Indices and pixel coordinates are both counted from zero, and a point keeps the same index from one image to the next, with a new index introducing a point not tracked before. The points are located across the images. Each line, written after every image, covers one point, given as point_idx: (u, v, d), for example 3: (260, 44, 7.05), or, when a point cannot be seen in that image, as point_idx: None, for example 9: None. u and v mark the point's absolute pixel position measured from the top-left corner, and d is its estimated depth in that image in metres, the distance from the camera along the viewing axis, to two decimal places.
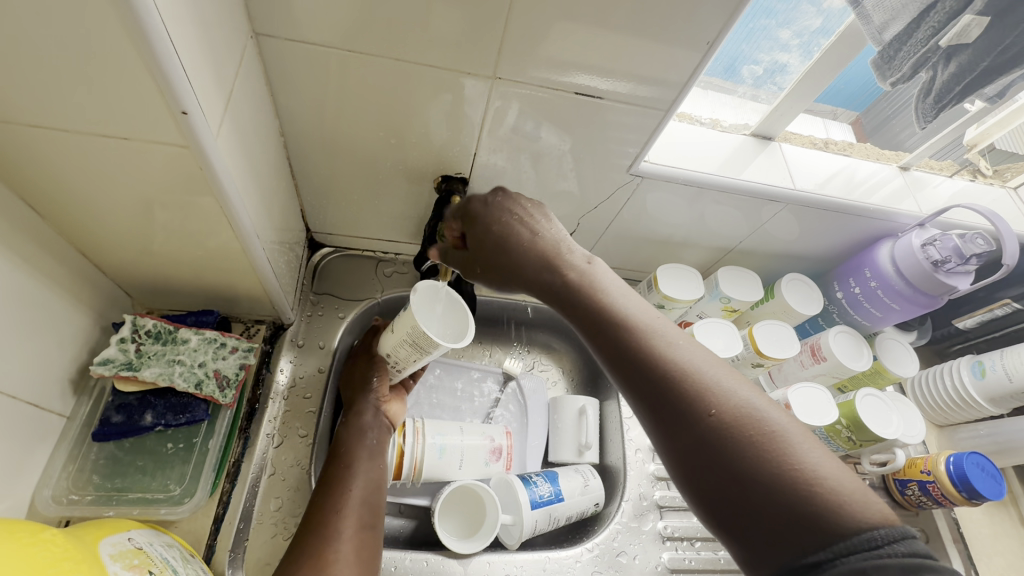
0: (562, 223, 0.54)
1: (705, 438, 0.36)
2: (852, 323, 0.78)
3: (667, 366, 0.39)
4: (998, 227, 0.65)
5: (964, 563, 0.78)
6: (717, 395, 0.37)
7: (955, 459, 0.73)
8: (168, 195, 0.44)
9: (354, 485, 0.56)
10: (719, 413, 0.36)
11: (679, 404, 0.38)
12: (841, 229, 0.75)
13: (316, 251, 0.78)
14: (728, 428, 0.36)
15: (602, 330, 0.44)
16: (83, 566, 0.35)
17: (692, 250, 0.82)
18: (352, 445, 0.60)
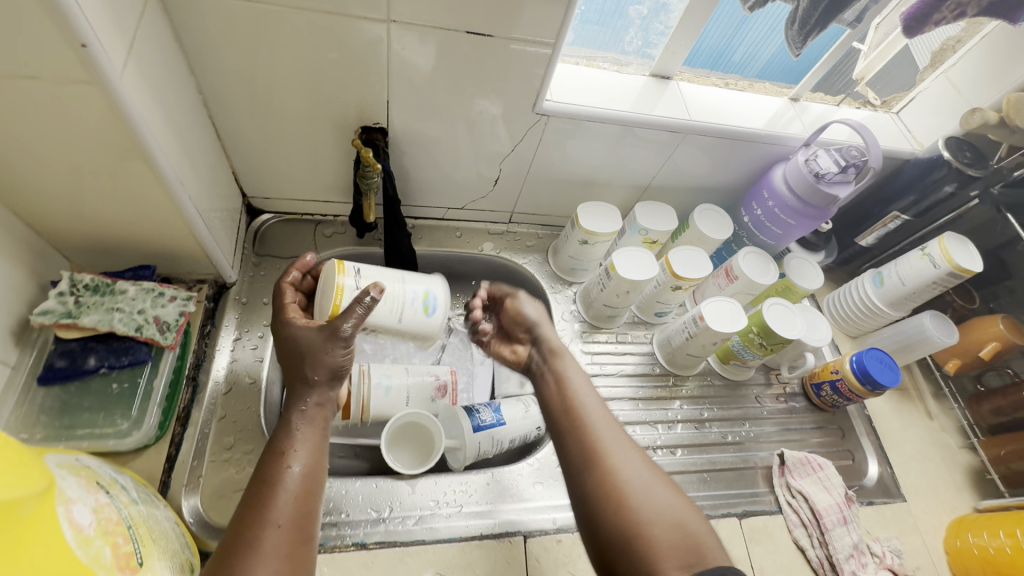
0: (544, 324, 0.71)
1: (617, 483, 0.52)
2: (760, 244, 0.86)
3: (591, 421, 0.58)
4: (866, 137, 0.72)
5: (876, 452, 0.86)
6: (623, 444, 0.56)
7: (856, 357, 0.80)
8: (86, 141, 0.48)
9: (286, 482, 0.46)
10: (630, 460, 0.54)
11: (603, 464, 0.54)
12: (740, 156, 0.82)
13: (255, 218, 0.81)
14: (632, 476, 0.53)
15: (564, 432, 0.58)
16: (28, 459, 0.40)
17: (613, 190, 0.88)
18: (285, 429, 0.50)
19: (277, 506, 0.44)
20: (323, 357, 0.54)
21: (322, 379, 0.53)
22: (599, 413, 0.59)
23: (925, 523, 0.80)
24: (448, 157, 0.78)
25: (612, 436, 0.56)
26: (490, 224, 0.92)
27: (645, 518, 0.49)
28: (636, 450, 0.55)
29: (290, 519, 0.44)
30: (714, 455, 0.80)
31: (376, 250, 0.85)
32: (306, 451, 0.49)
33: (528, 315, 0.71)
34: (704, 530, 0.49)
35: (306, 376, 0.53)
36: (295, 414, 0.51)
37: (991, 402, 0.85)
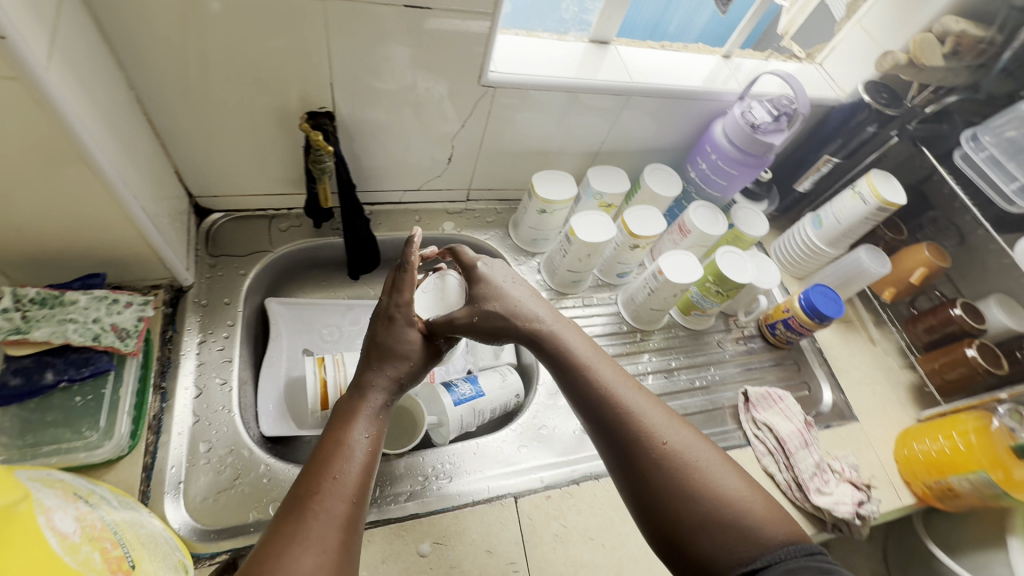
0: (520, 290, 0.66)
1: (661, 465, 0.52)
2: (707, 197, 0.90)
3: (620, 400, 0.56)
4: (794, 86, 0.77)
5: (830, 381, 0.93)
6: (662, 424, 0.54)
7: (804, 294, 0.86)
8: (14, 143, 0.45)
9: (359, 452, 0.51)
10: (669, 443, 0.53)
11: (640, 445, 0.53)
12: (681, 115, 0.86)
13: (204, 218, 0.79)
14: (674, 457, 0.52)
15: (593, 412, 0.57)
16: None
17: (566, 158, 0.90)
18: (357, 408, 0.55)
19: (346, 480, 0.48)
20: (399, 355, 0.60)
21: (392, 380, 0.58)
22: (628, 392, 0.57)
23: (877, 438, 0.88)
24: (398, 139, 0.77)
25: (657, 420, 0.54)
26: (448, 204, 0.92)
27: (696, 500, 0.49)
28: (677, 430, 0.54)
29: (356, 492, 0.48)
30: (685, 401, 0.85)
31: (335, 239, 0.85)
32: (376, 433, 0.54)
33: (489, 287, 0.65)
34: (765, 511, 0.49)
35: (388, 372, 0.58)
36: (369, 402, 0.56)
37: (924, 323, 0.94)
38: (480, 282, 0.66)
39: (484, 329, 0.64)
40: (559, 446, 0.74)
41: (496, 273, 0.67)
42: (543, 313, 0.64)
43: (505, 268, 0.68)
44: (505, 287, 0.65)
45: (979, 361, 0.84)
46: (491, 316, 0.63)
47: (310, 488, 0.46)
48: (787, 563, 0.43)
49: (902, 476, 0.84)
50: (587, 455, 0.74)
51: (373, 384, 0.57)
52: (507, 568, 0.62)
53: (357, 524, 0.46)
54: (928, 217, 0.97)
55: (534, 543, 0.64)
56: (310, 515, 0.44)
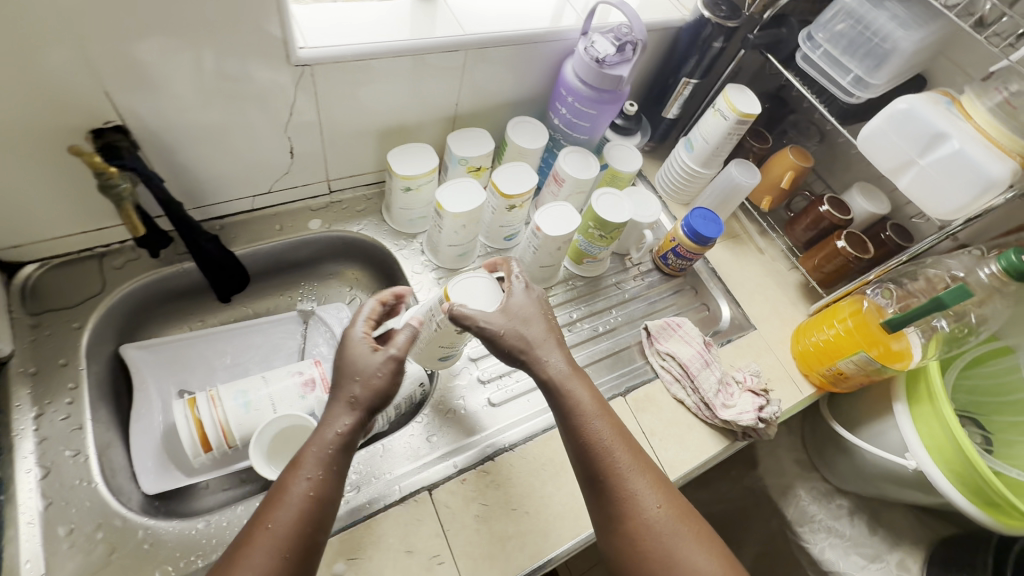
0: (549, 339, 0.64)
1: (642, 521, 0.57)
2: (576, 142, 0.87)
3: (618, 457, 0.60)
4: (626, 11, 0.74)
5: (727, 297, 0.96)
6: (651, 489, 0.59)
7: (684, 221, 0.87)
8: None
9: (300, 500, 0.52)
10: (657, 507, 0.58)
11: (630, 504, 0.58)
12: (531, 60, 0.82)
13: (15, 273, 0.68)
14: (657, 523, 0.57)
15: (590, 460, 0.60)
16: None
17: (424, 128, 0.85)
18: (307, 448, 0.56)
19: (280, 528, 0.50)
20: (353, 376, 0.59)
21: (351, 405, 0.58)
22: (625, 453, 0.60)
23: (774, 342, 0.92)
24: (220, 143, 0.68)
25: (649, 490, 0.59)
26: (309, 200, 0.85)
27: (670, 569, 0.55)
28: (665, 498, 0.59)
29: (292, 546, 0.50)
30: (591, 349, 0.85)
31: (184, 264, 0.76)
32: (323, 474, 0.54)
33: (517, 311, 0.64)
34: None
35: (344, 397, 0.59)
36: (325, 433, 0.56)
37: (801, 224, 0.98)
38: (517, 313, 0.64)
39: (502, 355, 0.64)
40: (467, 427, 0.72)
41: (520, 293, 0.66)
42: (564, 366, 0.64)
43: (535, 303, 0.66)
44: (525, 329, 0.64)
45: (849, 251, 0.89)
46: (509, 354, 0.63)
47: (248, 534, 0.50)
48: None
49: (800, 370, 0.90)
50: (501, 428, 0.73)
51: (333, 418, 0.58)
52: (431, 563, 0.60)
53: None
54: (790, 121, 1.00)
55: (454, 530, 0.63)
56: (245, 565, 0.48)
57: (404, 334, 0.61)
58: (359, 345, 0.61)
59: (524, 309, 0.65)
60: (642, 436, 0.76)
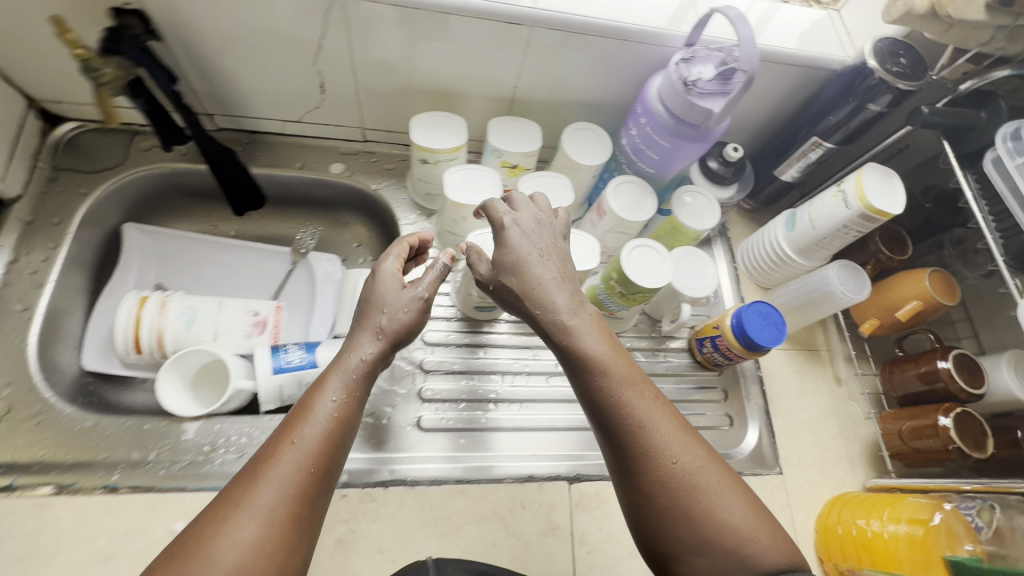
0: (553, 252, 0.55)
1: (665, 481, 0.46)
2: (641, 173, 0.71)
3: (631, 411, 0.48)
4: (739, 30, 0.55)
5: (761, 417, 0.76)
6: (672, 438, 0.47)
7: (736, 312, 0.69)
8: None
9: (322, 420, 0.46)
10: (677, 463, 0.46)
11: (645, 461, 0.47)
12: (618, 61, 0.68)
13: (58, 126, 0.72)
14: (681, 476, 0.46)
15: (602, 414, 0.49)
16: None
17: (475, 103, 0.75)
18: (334, 372, 0.50)
19: (305, 448, 0.44)
20: (383, 312, 0.55)
21: (376, 334, 0.53)
22: (641, 401, 0.48)
23: (797, 500, 0.71)
24: (248, 55, 0.65)
25: (668, 437, 0.47)
26: (341, 142, 0.80)
27: (700, 524, 0.44)
28: (690, 450, 0.47)
29: (312, 465, 0.43)
30: (561, 413, 0.71)
31: (201, 166, 0.76)
32: (351, 398, 0.49)
33: (508, 255, 0.54)
34: (768, 538, 0.45)
35: (370, 327, 0.54)
36: (347, 361, 0.51)
37: (904, 371, 0.73)
38: (508, 245, 0.55)
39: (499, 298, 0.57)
40: (380, 440, 0.64)
41: (512, 235, 0.55)
42: (571, 292, 0.54)
43: (534, 226, 0.56)
44: (531, 261, 0.54)
45: (951, 436, 0.64)
46: (508, 289, 0.55)
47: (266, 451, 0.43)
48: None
49: (816, 550, 0.69)
50: (513, 453, 0.67)
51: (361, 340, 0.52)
52: None
53: (312, 493, 0.43)
54: (950, 235, 0.73)
55: None
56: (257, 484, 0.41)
57: (433, 274, 0.57)
58: (390, 281, 0.56)
59: (534, 237, 0.56)
60: (567, 537, 0.62)
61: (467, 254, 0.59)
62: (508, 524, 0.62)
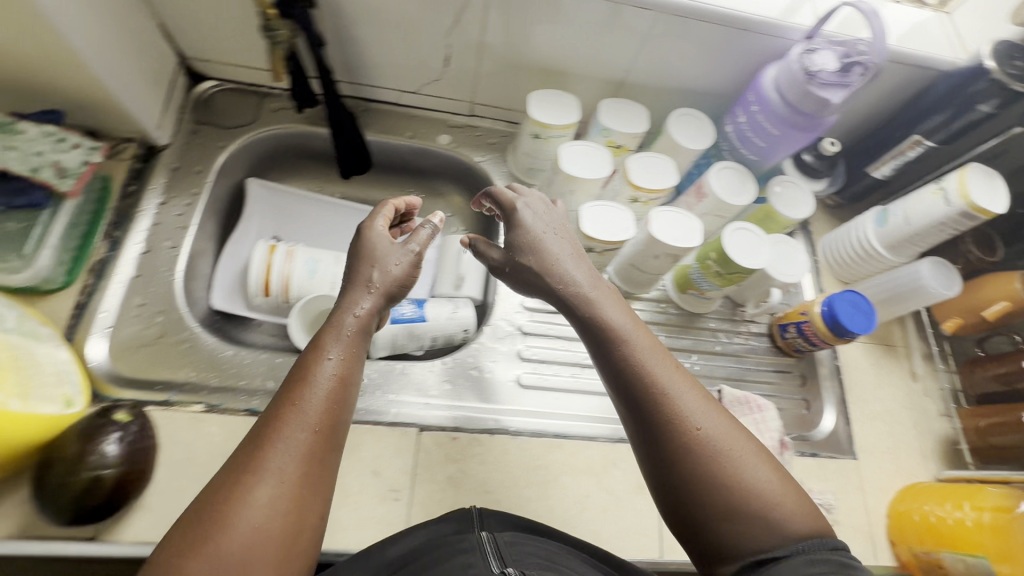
0: (569, 236, 0.59)
1: (691, 452, 0.45)
2: (742, 160, 0.74)
3: (656, 379, 0.48)
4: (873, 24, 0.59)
5: (836, 404, 0.79)
6: (696, 405, 0.47)
7: (827, 300, 0.71)
8: None
9: (325, 379, 0.46)
10: (702, 428, 0.46)
11: (666, 431, 0.46)
12: (732, 50, 0.71)
13: (197, 83, 0.78)
14: (705, 445, 0.45)
15: (626, 391, 0.49)
16: None
17: (583, 84, 0.79)
18: (330, 332, 0.50)
19: (311, 407, 0.44)
20: (377, 273, 0.55)
21: (369, 289, 0.53)
22: (664, 368, 0.49)
23: (870, 484, 0.74)
24: (386, 27, 0.70)
25: (690, 403, 0.47)
26: (449, 115, 0.85)
27: (725, 492, 0.44)
28: (714, 416, 0.47)
29: (321, 423, 0.43)
30: None
31: (322, 129, 0.81)
32: (350, 356, 0.48)
33: (524, 236, 0.58)
34: (796, 502, 0.44)
35: (363, 283, 0.54)
36: (342, 322, 0.50)
37: (986, 369, 0.75)
38: (521, 228, 0.59)
39: (515, 278, 0.60)
40: (483, 391, 0.69)
41: (525, 211, 0.60)
42: (591, 268, 0.57)
43: (545, 209, 0.61)
44: (545, 239, 0.58)
45: None
46: (524, 268, 0.58)
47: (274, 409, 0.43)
48: (814, 557, 0.40)
49: (888, 533, 0.71)
50: (603, 415, 0.71)
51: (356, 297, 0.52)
52: (388, 495, 0.60)
53: (321, 450, 0.43)
54: None
55: (424, 479, 0.61)
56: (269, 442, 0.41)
57: (424, 232, 0.59)
58: (385, 237, 0.57)
59: (539, 220, 0.60)
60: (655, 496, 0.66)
61: (474, 244, 0.62)
62: (601, 479, 0.66)
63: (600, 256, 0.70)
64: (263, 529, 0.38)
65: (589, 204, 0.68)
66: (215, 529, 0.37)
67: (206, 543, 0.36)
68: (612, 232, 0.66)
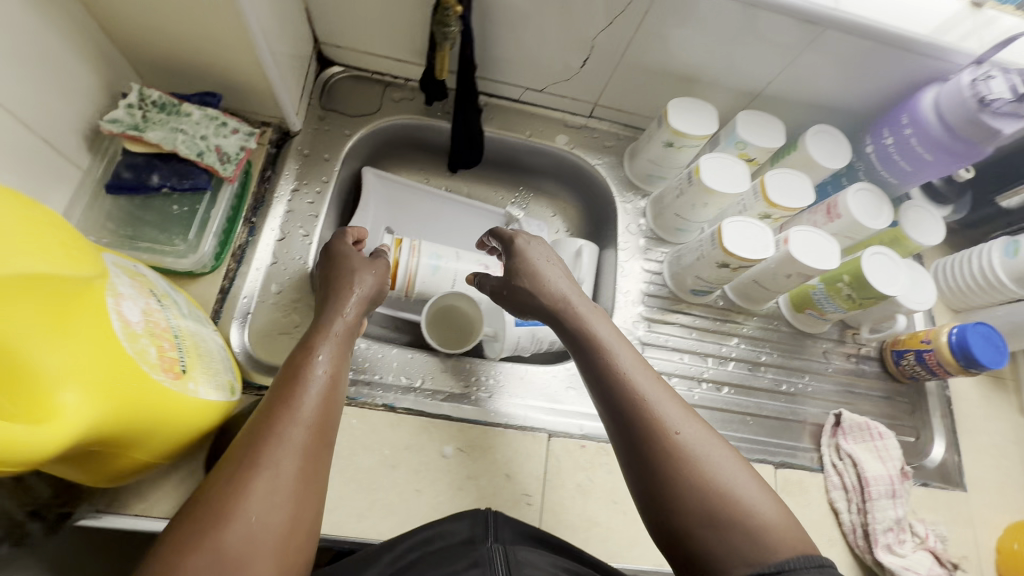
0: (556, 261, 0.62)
1: (673, 461, 0.44)
2: (877, 180, 0.73)
3: (638, 387, 0.48)
4: None
5: (946, 435, 0.78)
6: (676, 414, 0.46)
7: (958, 330, 0.70)
8: None
9: (313, 376, 0.46)
10: (680, 434, 0.45)
11: (646, 441, 0.45)
12: (887, 70, 0.67)
13: (325, 68, 0.77)
14: (682, 454, 0.44)
15: (613, 411, 0.48)
16: (89, 257, 0.38)
17: (716, 92, 0.77)
18: (319, 333, 0.51)
19: (297, 402, 0.44)
20: (357, 280, 0.58)
21: (356, 297, 0.56)
22: (645, 377, 0.49)
23: (980, 519, 0.73)
24: (530, 25, 0.68)
25: (669, 413, 0.46)
26: (567, 115, 0.83)
27: (705, 503, 0.42)
28: (693, 424, 0.46)
29: (310, 420, 0.43)
30: (761, 401, 0.74)
31: (443, 123, 0.80)
32: (336, 357, 0.49)
33: (523, 262, 0.60)
34: (780, 515, 0.41)
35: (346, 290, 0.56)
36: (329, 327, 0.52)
37: None
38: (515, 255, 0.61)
39: (512, 300, 0.62)
40: None
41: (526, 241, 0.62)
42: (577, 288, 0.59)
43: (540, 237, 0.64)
44: (541, 265, 0.60)
45: None
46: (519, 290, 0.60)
47: (264, 403, 0.43)
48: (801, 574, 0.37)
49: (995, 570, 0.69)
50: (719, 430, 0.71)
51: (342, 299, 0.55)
52: (520, 498, 0.60)
53: (308, 444, 0.42)
54: None
55: (554, 485, 0.61)
56: (255, 434, 0.41)
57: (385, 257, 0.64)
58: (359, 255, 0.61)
59: (529, 245, 0.62)
60: None
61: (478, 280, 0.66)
62: None
63: (733, 271, 0.68)
64: (266, 517, 0.37)
65: (731, 218, 0.67)
66: (217, 522, 0.36)
67: (191, 537, 0.35)
68: (752, 249, 0.65)
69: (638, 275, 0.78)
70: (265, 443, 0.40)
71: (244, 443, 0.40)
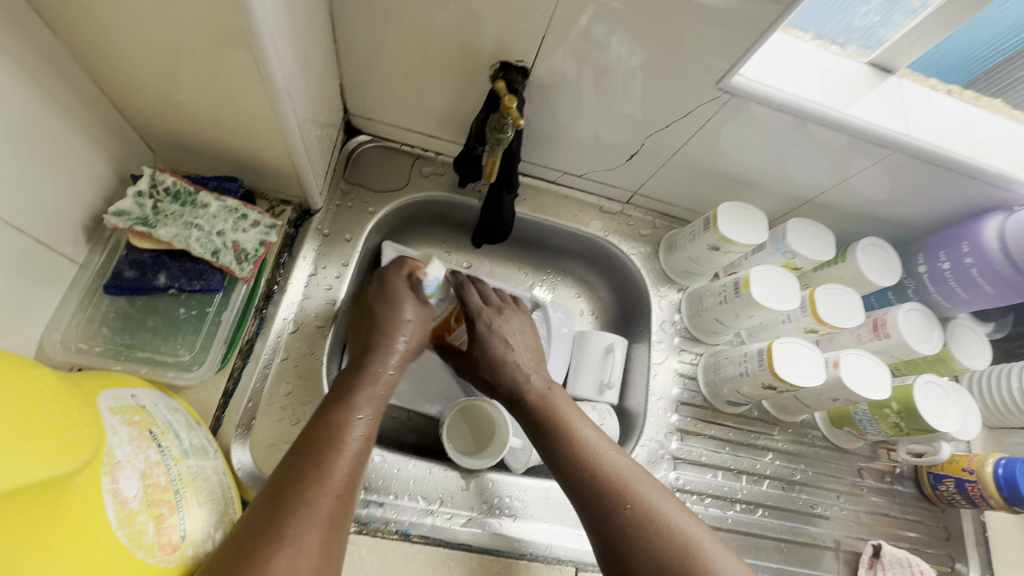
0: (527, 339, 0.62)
1: (641, 534, 0.45)
2: (929, 302, 0.71)
3: (599, 465, 0.50)
4: None
5: (981, 565, 0.74)
6: (636, 486, 0.48)
7: (1005, 462, 0.67)
8: (200, 48, 0.41)
9: (350, 438, 0.43)
10: (632, 507, 0.46)
11: (610, 514, 0.46)
12: (944, 193, 0.65)
13: (352, 137, 0.72)
14: (647, 525, 0.45)
15: (575, 490, 0.49)
16: (83, 423, 0.33)
17: (763, 193, 0.73)
18: (355, 387, 0.49)
19: (332, 466, 0.41)
20: (402, 330, 0.56)
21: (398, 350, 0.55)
22: (604, 453, 0.51)
23: None
24: (577, 117, 0.64)
25: (632, 486, 0.48)
26: (603, 200, 0.79)
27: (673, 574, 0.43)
28: (653, 494, 0.47)
29: (344, 485, 0.40)
30: (794, 525, 0.70)
31: (473, 201, 0.75)
32: (372, 416, 0.47)
33: (487, 353, 0.60)
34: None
35: (387, 342, 0.54)
36: (367, 382, 0.49)
37: None
38: (482, 342, 0.61)
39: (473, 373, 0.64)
40: None
41: (506, 321, 0.62)
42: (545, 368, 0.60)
43: (517, 317, 0.63)
44: (506, 351, 0.60)
45: None
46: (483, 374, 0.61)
47: (298, 463, 0.40)
48: None
49: None
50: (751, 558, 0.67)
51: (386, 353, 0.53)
52: None
53: (339, 511, 0.39)
54: None
55: None
56: (290, 499, 0.38)
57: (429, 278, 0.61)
58: (411, 297, 0.59)
59: (506, 325, 0.62)
60: None
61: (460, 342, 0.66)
62: None
63: (778, 392, 0.64)
64: None
65: (783, 338, 0.63)
66: None
67: None
68: (807, 375, 0.61)
69: (671, 376, 0.74)
70: (293, 514, 0.37)
71: (274, 507, 0.37)
